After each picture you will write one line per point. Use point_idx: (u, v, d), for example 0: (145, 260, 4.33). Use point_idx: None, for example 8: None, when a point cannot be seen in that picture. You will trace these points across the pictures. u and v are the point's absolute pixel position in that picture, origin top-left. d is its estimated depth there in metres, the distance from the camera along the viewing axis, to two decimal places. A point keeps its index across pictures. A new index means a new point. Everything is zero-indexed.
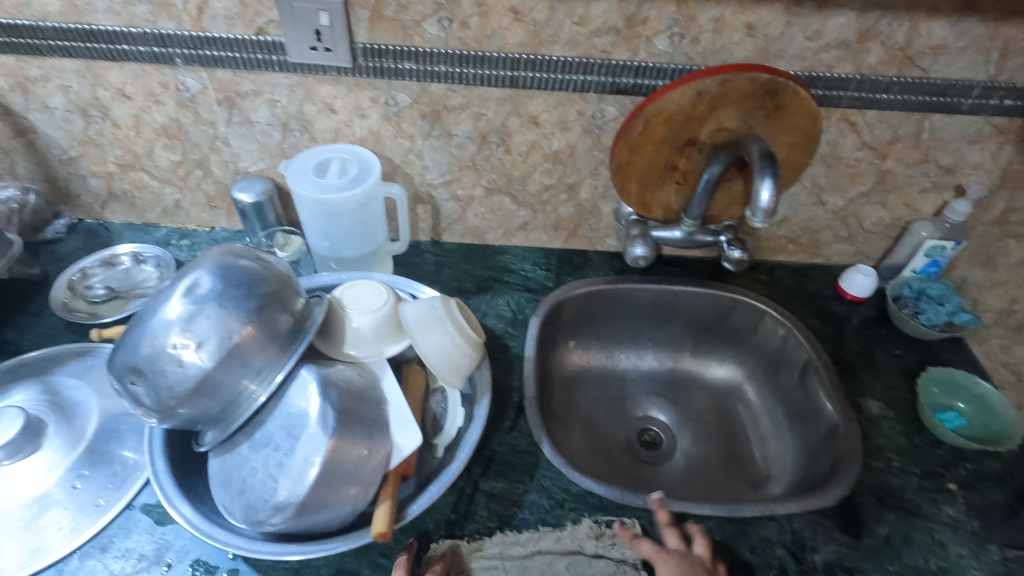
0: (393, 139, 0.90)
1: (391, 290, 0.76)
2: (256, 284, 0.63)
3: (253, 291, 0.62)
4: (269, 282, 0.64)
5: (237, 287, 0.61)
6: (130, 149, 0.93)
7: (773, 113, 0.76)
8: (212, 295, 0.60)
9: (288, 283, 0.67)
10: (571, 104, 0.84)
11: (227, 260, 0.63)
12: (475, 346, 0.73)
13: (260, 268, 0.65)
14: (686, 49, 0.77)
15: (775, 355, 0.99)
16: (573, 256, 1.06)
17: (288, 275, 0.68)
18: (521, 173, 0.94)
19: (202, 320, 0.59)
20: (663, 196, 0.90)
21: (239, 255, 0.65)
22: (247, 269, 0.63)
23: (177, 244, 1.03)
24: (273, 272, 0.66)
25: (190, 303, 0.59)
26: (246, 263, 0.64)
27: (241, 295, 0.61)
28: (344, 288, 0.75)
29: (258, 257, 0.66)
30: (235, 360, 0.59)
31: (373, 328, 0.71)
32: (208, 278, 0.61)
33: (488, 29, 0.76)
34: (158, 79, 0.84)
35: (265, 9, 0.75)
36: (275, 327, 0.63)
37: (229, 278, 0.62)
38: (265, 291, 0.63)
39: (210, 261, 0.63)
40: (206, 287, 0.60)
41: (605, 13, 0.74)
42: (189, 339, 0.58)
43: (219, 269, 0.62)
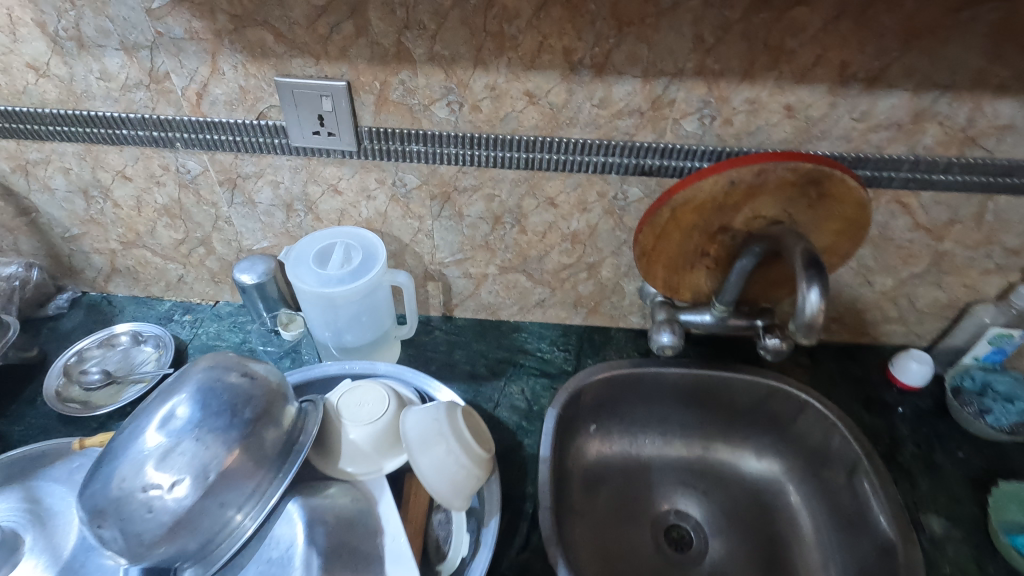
0: (401, 219, 0.84)
1: (393, 397, 0.69)
2: (239, 407, 0.60)
3: (235, 416, 0.59)
4: (254, 402, 0.61)
5: (219, 413, 0.58)
6: (132, 227, 0.90)
7: (816, 201, 0.68)
8: (191, 425, 0.57)
9: (276, 399, 0.63)
10: (591, 185, 0.78)
11: (210, 381, 0.60)
12: (483, 464, 0.64)
13: (249, 385, 0.62)
14: (718, 130, 0.70)
15: (818, 450, 0.89)
16: (594, 334, 0.98)
17: (279, 386, 0.65)
18: (538, 252, 0.87)
19: (178, 455, 0.55)
20: (691, 280, 0.83)
21: (224, 371, 0.62)
22: (230, 390, 0.60)
23: (180, 320, 0.98)
24: (260, 388, 0.62)
25: (166, 435, 0.56)
26: (230, 382, 0.61)
27: (222, 422, 0.58)
28: (344, 395, 0.69)
29: (244, 371, 0.63)
30: (218, 494, 0.56)
31: (371, 443, 0.65)
32: (193, 402, 0.58)
33: (501, 112, 0.71)
34: (159, 162, 0.80)
35: (266, 95, 0.71)
36: (263, 451, 0.60)
37: (210, 404, 0.59)
38: (249, 414, 0.60)
39: (196, 380, 0.60)
40: (189, 413, 0.57)
41: (628, 96, 0.68)
42: (162, 478, 0.54)
43: (200, 392, 0.59)
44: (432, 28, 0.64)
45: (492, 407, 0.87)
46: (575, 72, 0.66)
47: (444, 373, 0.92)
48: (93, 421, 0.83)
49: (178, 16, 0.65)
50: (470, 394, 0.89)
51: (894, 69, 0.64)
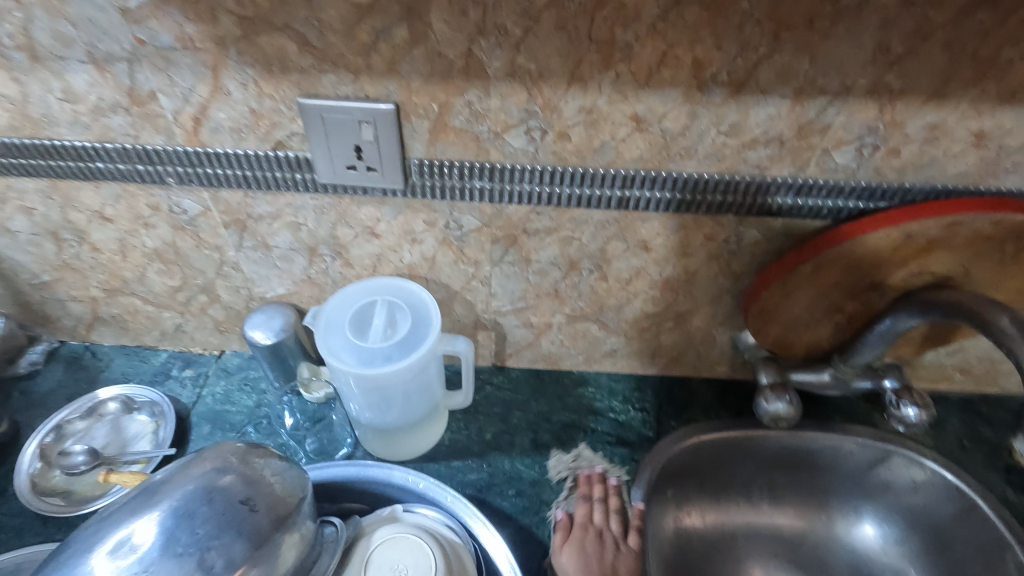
0: (452, 265, 0.68)
1: (438, 572, 0.54)
2: (213, 554, 0.44)
3: (201, 567, 0.43)
4: (236, 547, 0.45)
5: (184, 557, 0.43)
6: (116, 274, 0.73)
7: (1010, 258, 0.53)
8: (144, 564, 0.42)
9: (270, 546, 0.47)
10: (698, 226, 0.62)
11: (195, 503, 0.45)
12: None
13: (241, 517, 0.46)
14: (878, 163, 0.54)
15: (944, 527, 0.76)
16: (672, 387, 0.83)
17: (284, 516, 0.49)
18: (618, 301, 0.72)
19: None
20: (811, 337, 0.67)
21: (222, 488, 0.47)
22: (211, 526, 0.45)
23: (179, 376, 0.82)
24: (255, 525, 0.47)
25: (111, 565, 0.42)
26: (219, 511, 0.46)
27: (181, 573, 0.43)
28: (387, 543, 0.56)
29: (247, 495, 0.48)
30: None
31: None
32: (158, 530, 0.44)
33: (596, 141, 0.54)
34: (146, 200, 0.63)
35: (285, 120, 0.54)
36: None
37: (181, 539, 0.44)
38: (221, 567, 0.44)
39: (179, 493, 0.46)
40: (150, 545, 0.43)
41: (768, 121, 0.51)
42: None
43: (175, 518, 0.44)
44: (517, 34, 0.47)
45: (564, 489, 0.72)
46: (705, 90, 0.49)
47: (502, 442, 0.76)
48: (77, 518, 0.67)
49: (165, 18, 0.47)
50: (536, 470, 0.74)
51: None
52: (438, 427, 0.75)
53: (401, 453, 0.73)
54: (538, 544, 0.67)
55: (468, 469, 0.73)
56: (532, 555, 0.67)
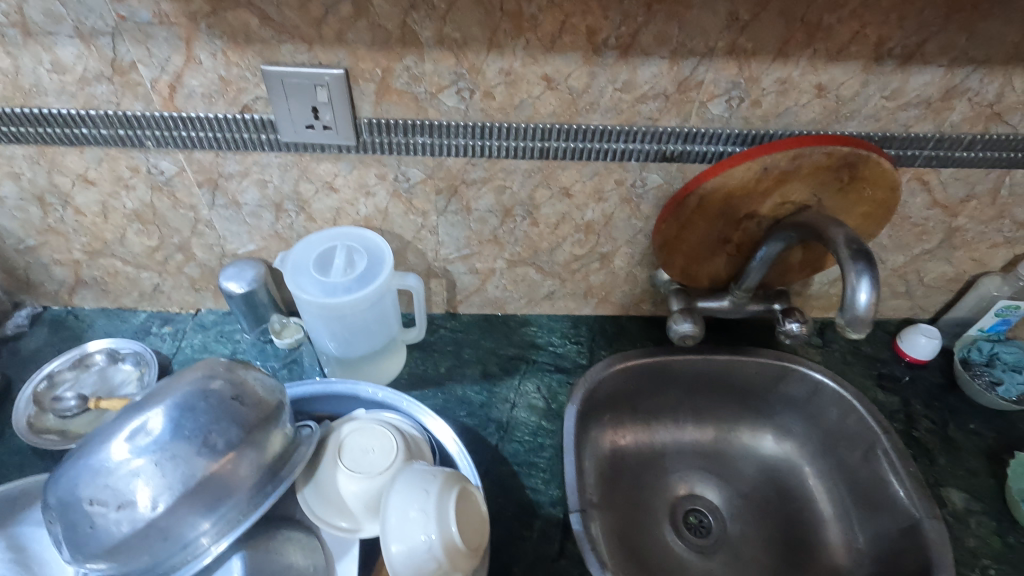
0: (403, 216, 0.78)
1: (401, 447, 0.63)
2: (215, 435, 0.53)
3: (206, 445, 0.52)
4: (233, 431, 0.54)
5: (191, 438, 0.52)
6: (97, 236, 0.81)
7: (848, 185, 0.66)
8: (159, 445, 0.51)
9: (262, 431, 0.56)
10: (608, 173, 0.73)
11: (194, 398, 0.53)
12: (462, 560, 0.56)
13: (235, 408, 0.55)
14: (745, 113, 0.67)
15: (832, 429, 0.89)
16: (604, 324, 0.95)
17: (273, 410, 0.58)
18: (549, 245, 0.83)
19: (139, 473, 0.50)
20: (710, 267, 0.80)
21: (215, 387, 0.55)
22: (210, 415, 0.53)
23: (159, 332, 0.90)
24: (248, 415, 0.55)
25: (133, 448, 0.50)
26: (214, 404, 0.54)
27: (190, 449, 0.51)
28: (355, 430, 0.64)
29: (237, 393, 0.56)
30: (172, 521, 0.51)
31: (365, 500, 0.60)
32: (166, 419, 0.52)
33: (515, 98, 0.65)
34: (126, 163, 0.71)
35: (250, 86, 0.63)
36: (232, 484, 0.53)
37: (186, 425, 0.52)
38: (222, 446, 0.53)
39: (180, 390, 0.54)
40: (162, 430, 0.51)
41: (654, 78, 0.63)
42: (120, 492, 0.49)
43: (180, 409, 0.53)
44: (443, 8, 0.57)
45: (509, 408, 0.83)
46: (599, 53, 0.61)
47: (455, 374, 0.87)
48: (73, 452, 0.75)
49: None
50: (485, 395, 0.85)
51: (931, 45, 0.61)
52: (398, 361, 0.86)
53: None
54: (487, 452, 0.78)
55: (426, 397, 0.84)
56: (482, 460, 0.78)
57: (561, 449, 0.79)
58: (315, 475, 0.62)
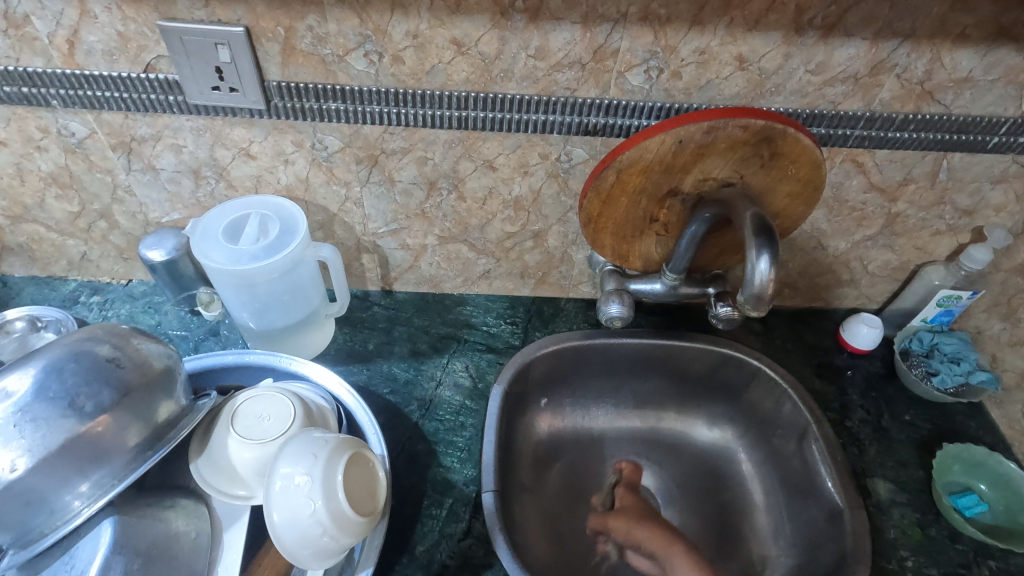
0: (326, 186, 0.76)
1: (299, 414, 0.61)
2: (83, 397, 0.50)
3: (74, 407, 0.50)
4: (104, 394, 0.51)
5: (56, 399, 0.49)
6: (16, 199, 0.79)
7: (769, 161, 0.64)
8: (20, 406, 0.48)
9: (139, 395, 0.54)
10: (531, 146, 0.71)
11: (63, 360, 0.51)
12: (352, 528, 0.55)
13: (109, 371, 0.52)
14: (666, 85, 0.64)
15: (768, 418, 0.87)
16: (542, 306, 0.93)
17: (155, 375, 0.56)
18: (479, 221, 0.81)
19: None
20: (641, 248, 0.78)
21: (88, 350, 0.53)
22: (79, 376, 0.51)
23: (87, 302, 0.89)
24: (123, 378, 0.53)
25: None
26: (86, 366, 0.52)
27: (55, 411, 0.49)
28: (251, 398, 0.62)
29: (113, 355, 0.54)
30: (32, 487, 0.48)
31: (256, 467, 0.58)
32: (30, 382, 0.49)
33: (426, 64, 0.63)
34: (35, 123, 0.69)
35: (151, 43, 0.62)
36: (103, 447, 0.51)
37: (51, 387, 0.49)
38: (92, 408, 0.50)
39: (50, 353, 0.52)
40: (24, 392, 0.49)
41: (567, 45, 0.61)
42: None
43: (47, 371, 0.50)
44: None
45: (435, 387, 0.82)
46: (507, 16, 0.59)
47: (384, 350, 0.86)
48: None
49: None
50: (410, 372, 0.83)
51: (852, 15, 0.59)
52: (324, 336, 0.84)
53: None
54: (406, 430, 0.77)
55: (351, 373, 0.82)
56: (400, 438, 0.76)
57: (482, 429, 0.77)
58: (207, 446, 0.60)
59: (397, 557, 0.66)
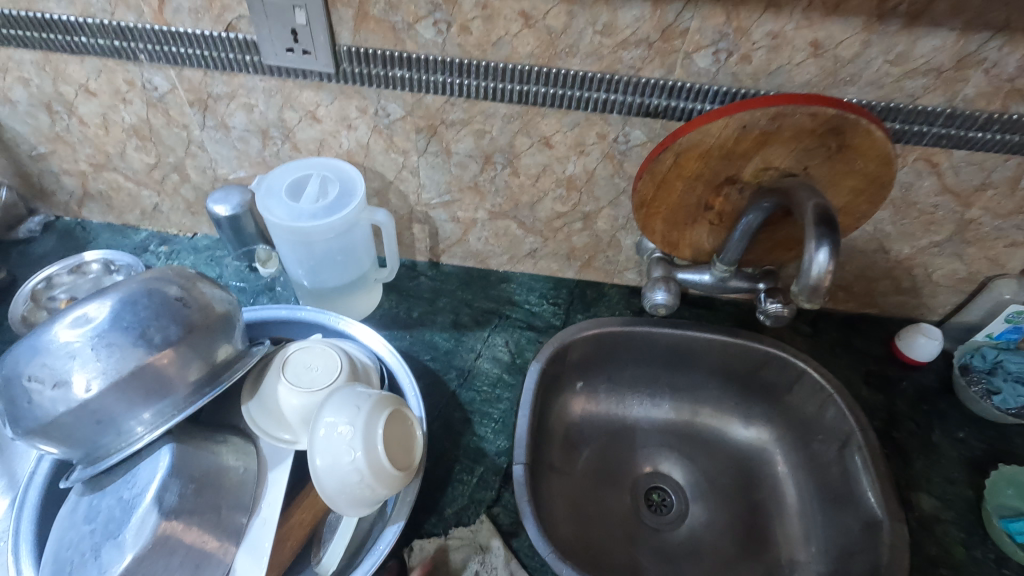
0: (385, 154, 0.78)
1: (346, 366, 0.63)
2: (153, 330, 0.53)
3: (144, 338, 0.53)
4: (171, 329, 0.54)
5: (129, 329, 0.53)
6: (100, 149, 0.84)
7: (836, 154, 0.62)
8: (99, 332, 0.52)
9: (202, 334, 0.57)
10: (589, 125, 0.71)
11: (138, 295, 0.55)
12: (388, 480, 0.57)
13: (177, 310, 0.55)
14: (734, 69, 0.63)
15: (810, 423, 0.85)
16: (586, 289, 0.93)
17: (217, 317, 0.59)
18: (530, 198, 0.82)
19: (76, 356, 0.51)
20: (692, 236, 0.77)
21: (160, 288, 0.56)
22: (151, 310, 0.54)
23: (155, 251, 0.95)
24: (188, 316, 0.56)
25: (74, 332, 0.52)
26: (157, 302, 0.55)
27: (128, 340, 0.52)
28: (301, 349, 0.65)
29: (181, 295, 0.57)
30: (102, 409, 0.52)
31: (301, 413, 0.61)
32: (109, 312, 0.53)
33: (492, 35, 0.64)
34: (123, 76, 0.74)
35: (234, 3, 0.65)
36: (167, 380, 0.54)
37: (126, 318, 0.53)
38: (160, 341, 0.53)
39: (128, 287, 0.55)
40: (102, 320, 0.52)
41: (635, 22, 0.61)
42: (58, 371, 0.51)
43: (125, 303, 0.54)
44: None
45: (473, 359, 0.83)
46: None
47: (426, 319, 0.88)
48: None
49: None
50: (451, 342, 0.85)
51: (940, 4, 0.56)
52: (371, 301, 0.87)
53: None
54: (443, 397, 0.79)
55: (394, 338, 0.85)
56: (437, 403, 0.78)
57: (517, 404, 0.78)
58: (258, 390, 0.63)
59: (427, 514, 0.68)
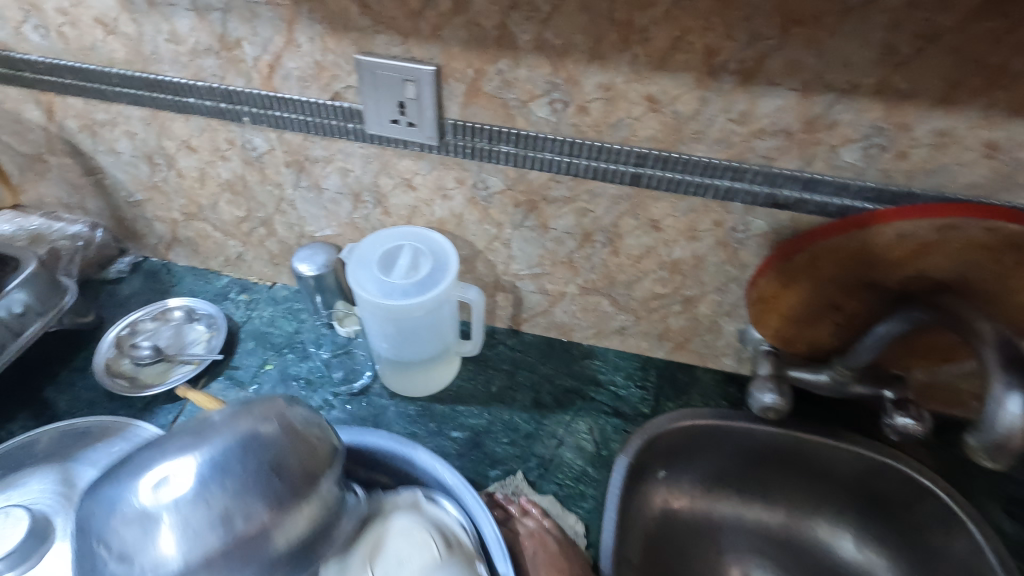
0: (478, 224, 0.75)
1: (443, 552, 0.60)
2: (238, 512, 0.49)
3: (229, 520, 0.48)
4: (257, 507, 0.49)
5: (215, 508, 0.48)
6: (194, 199, 0.84)
7: (1009, 271, 0.53)
8: (184, 509, 0.48)
9: (289, 507, 0.51)
10: (706, 211, 0.65)
11: (228, 460, 0.49)
12: None
13: (266, 483, 0.50)
14: (886, 165, 0.56)
15: (931, 549, 0.75)
16: (677, 372, 0.86)
17: (308, 483, 0.52)
18: (628, 277, 0.76)
19: (161, 532, 0.47)
20: (810, 334, 0.69)
21: (254, 450, 0.51)
22: (239, 485, 0.49)
23: (235, 298, 0.93)
24: (277, 490, 0.50)
25: (160, 500, 0.48)
26: (248, 472, 0.50)
27: (211, 522, 0.48)
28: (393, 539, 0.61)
29: (278, 461, 0.51)
30: None
31: None
32: (195, 481, 0.48)
33: (612, 117, 0.59)
34: (224, 135, 0.73)
35: (343, 73, 0.62)
36: (249, 560, 0.50)
37: (212, 492, 0.48)
38: (244, 523, 0.49)
39: (218, 443, 0.50)
40: (189, 491, 0.48)
41: (776, 112, 0.54)
42: (141, 546, 0.48)
43: (213, 469, 0.49)
44: (546, 11, 0.52)
45: (554, 447, 0.77)
46: (715, 77, 0.53)
47: (505, 396, 0.82)
48: (141, 401, 0.80)
49: None
50: (532, 425, 0.79)
51: None
52: (450, 371, 0.83)
53: (411, 391, 0.80)
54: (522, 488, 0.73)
55: (471, 414, 0.80)
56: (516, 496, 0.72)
57: (602, 504, 0.72)
58: (342, 553, 0.59)
59: None
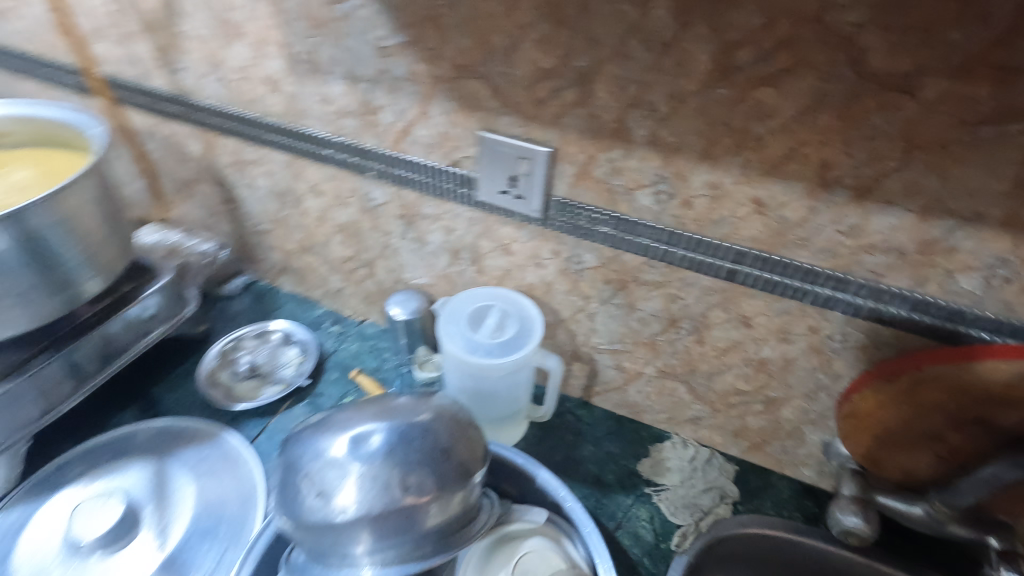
0: (565, 294, 0.77)
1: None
2: (411, 479, 0.54)
3: (403, 483, 0.53)
4: (427, 482, 0.54)
5: (396, 468, 0.54)
6: (311, 235, 0.93)
7: None
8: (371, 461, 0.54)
9: (449, 493, 0.55)
10: (801, 315, 0.63)
11: (413, 432, 0.56)
12: None
13: (439, 463, 0.55)
14: (1009, 297, 0.53)
15: None
16: (751, 475, 0.82)
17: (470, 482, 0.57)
18: (709, 368, 0.74)
19: (348, 473, 0.54)
20: (906, 461, 0.65)
21: (433, 430, 0.57)
22: (418, 455, 0.55)
23: (327, 329, 1.00)
24: (445, 472, 0.55)
25: (352, 450, 0.55)
26: (426, 447, 0.55)
27: (388, 481, 0.53)
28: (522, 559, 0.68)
29: (447, 447, 0.56)
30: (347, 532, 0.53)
31: None
32: (384, 434, 0.56)
33: (715, 213, 0.60)
34: (349, 185, 0.81)
35: (465, 145, 0.68)
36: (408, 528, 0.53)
37: (397, 455, 0.54)
38: (415, 488, 0.54)
39: (403, 416, 0.57)
40: (376, 444, 0.55)
41: (890, 230, 0.54)
42: (327, 482, 0.54)
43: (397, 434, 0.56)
44: (664, 111, 0.56)
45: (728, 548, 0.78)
46: (827, 188, 0.54)
47: (568, 468, 0.82)
48: (230, 413, 0.86)
49: (404, 56, 0.64)
50: (591, 502, 0.78)
51: None
52: (517, 433, 0.84)
53: None
54: None
55: None
56: None
57: None
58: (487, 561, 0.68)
59: None
